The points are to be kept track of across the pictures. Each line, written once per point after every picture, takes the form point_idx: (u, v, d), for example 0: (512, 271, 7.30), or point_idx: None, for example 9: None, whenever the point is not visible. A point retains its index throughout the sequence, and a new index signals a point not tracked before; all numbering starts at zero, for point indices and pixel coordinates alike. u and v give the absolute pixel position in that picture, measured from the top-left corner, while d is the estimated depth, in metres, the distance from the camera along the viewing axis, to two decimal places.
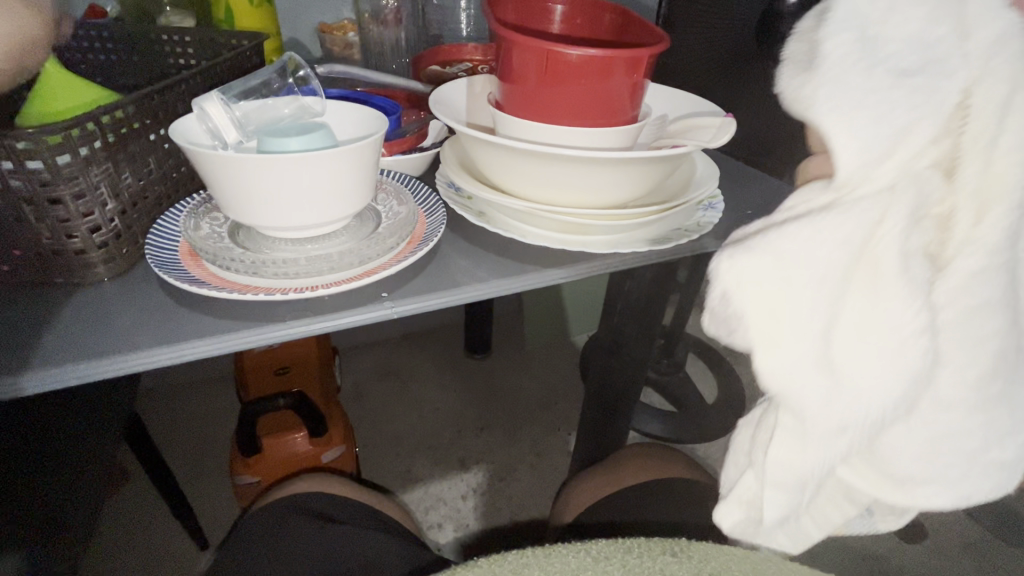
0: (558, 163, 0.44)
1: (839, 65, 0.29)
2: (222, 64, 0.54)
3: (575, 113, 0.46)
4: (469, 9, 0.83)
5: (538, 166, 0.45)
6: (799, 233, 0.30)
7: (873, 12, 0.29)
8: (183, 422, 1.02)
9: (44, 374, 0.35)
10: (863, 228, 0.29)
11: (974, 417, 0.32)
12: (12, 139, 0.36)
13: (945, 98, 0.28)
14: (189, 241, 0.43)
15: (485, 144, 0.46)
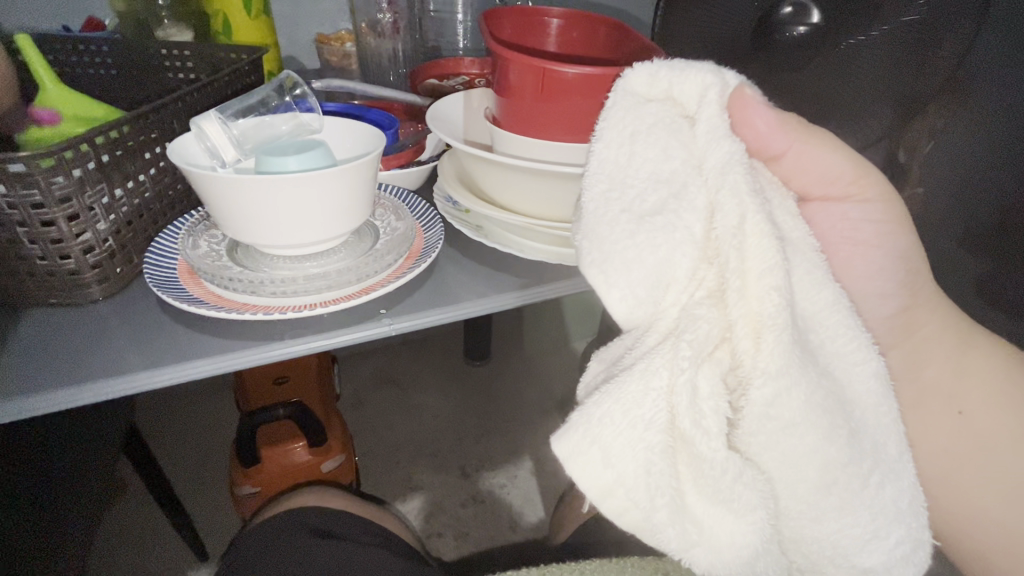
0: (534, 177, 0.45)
1: (595, 217, 0.31)
2: (220, 80, 0.54)
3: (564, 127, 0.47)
4: (466, 20, 0.83)
5: (519, 181, 0.46)
6: (614, 406, 0.28)
7: (619, 142, 0.32)
8: (181, 431, 1.02)
9: (36, 398, 0.35)
10: (665, 394, 0.27)
11: (861, 519, 0.31)
12: (4, 162, 0.36)
13: (687, 228, 0.29)
14: (187, 260, 0.43)
15: (473, 160, 0.48)
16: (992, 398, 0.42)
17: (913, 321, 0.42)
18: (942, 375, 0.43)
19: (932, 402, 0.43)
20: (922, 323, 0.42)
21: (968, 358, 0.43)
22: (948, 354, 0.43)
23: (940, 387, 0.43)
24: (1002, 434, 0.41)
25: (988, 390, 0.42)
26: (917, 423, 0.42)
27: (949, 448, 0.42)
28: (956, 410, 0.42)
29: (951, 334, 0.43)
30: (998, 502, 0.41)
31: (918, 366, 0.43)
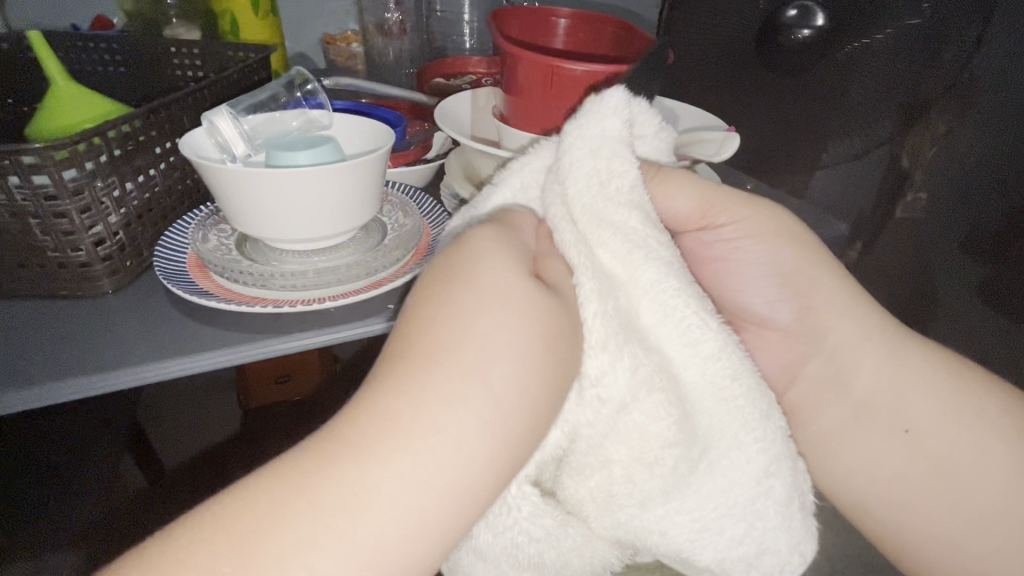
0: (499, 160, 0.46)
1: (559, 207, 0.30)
2: (230, 77, 0.54)
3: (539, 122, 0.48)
4: (472, 21, 0.84)
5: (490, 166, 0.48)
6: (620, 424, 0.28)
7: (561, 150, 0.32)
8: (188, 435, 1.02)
9: (45, 387, 0.35)
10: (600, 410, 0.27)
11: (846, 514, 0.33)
12: (20, 154, 0.37)
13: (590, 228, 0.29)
14: (197, 253, 0.43)
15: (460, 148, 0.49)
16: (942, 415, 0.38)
17: (831, 342, 0.39)
18: (880, 389, 0.39)
19: (875, 420, 0.39)
20: (845, 338, 0.39)
21: (906, 369, 0.38)
22: (884, 362, 0.38)
23: (884, 403, 0.39)
24: (959, 448, 0.37)
25: (940, 408, 0.38)
26: (848, 441, 0.40)
27: (900, 474, 0.39)
28: (902, 430, 0.38)
29: (879, 345, 0.38)
30: (960, 524, 0.37)
31: (846, 388, 0.40)
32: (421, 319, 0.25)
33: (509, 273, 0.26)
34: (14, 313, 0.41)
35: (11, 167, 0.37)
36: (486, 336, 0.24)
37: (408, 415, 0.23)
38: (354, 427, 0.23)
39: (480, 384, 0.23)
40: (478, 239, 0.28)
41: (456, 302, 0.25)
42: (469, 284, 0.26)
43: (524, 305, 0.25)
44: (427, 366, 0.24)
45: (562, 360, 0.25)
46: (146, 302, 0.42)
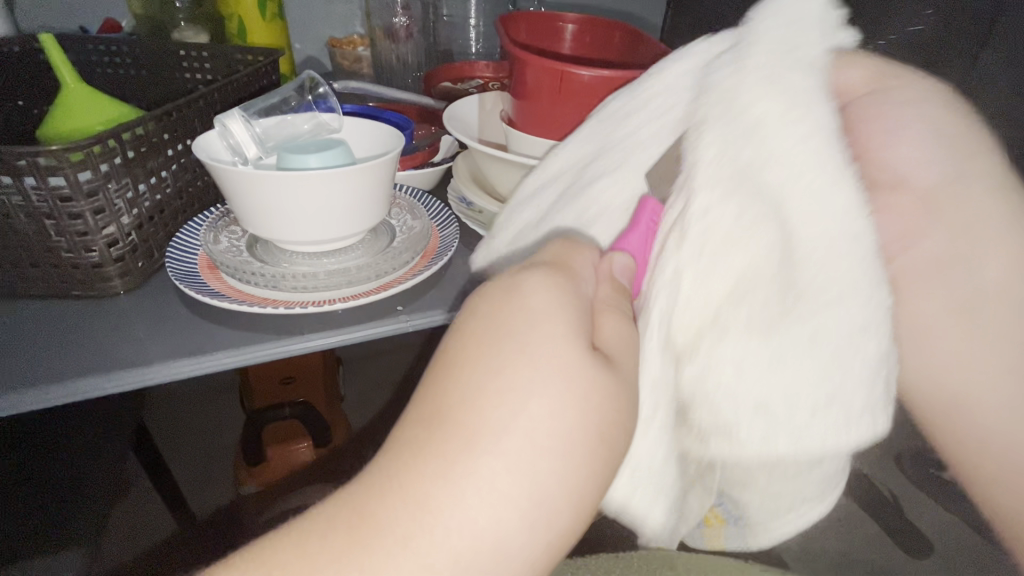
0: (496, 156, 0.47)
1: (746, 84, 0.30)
2: (240, 81, 0.55)
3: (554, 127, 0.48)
4: (478, 25, 0.85)
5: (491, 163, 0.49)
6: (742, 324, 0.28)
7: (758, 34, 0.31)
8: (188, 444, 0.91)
9: (58, 387, 0.36)
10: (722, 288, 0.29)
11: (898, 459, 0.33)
12: (37, 156, 0.37)
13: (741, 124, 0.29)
14: (208, 254, 0.44)
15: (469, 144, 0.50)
16: None
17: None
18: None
19: None
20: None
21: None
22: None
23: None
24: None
25: None
26: None
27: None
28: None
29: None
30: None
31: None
32: (468, 374, 0.26)
33: (561, 344, 0.27)
34: (27, 313, 0.41)
35: (27, 169, 0.38)
36: (529, 414, 0.25)
37: (445, 486, 0.24)
38: (399, 497, 0.24)
39: (518, 466, 0.24)
40: (531, 302, 0.28)
41: (506, 376, 0.26)
42: (521, 358, 0.26)
43: (570, 381, 0.26)
44: (471, 445, 0.25)
45: (601, 432, 0.26)
46: (157, 303, 0.43)
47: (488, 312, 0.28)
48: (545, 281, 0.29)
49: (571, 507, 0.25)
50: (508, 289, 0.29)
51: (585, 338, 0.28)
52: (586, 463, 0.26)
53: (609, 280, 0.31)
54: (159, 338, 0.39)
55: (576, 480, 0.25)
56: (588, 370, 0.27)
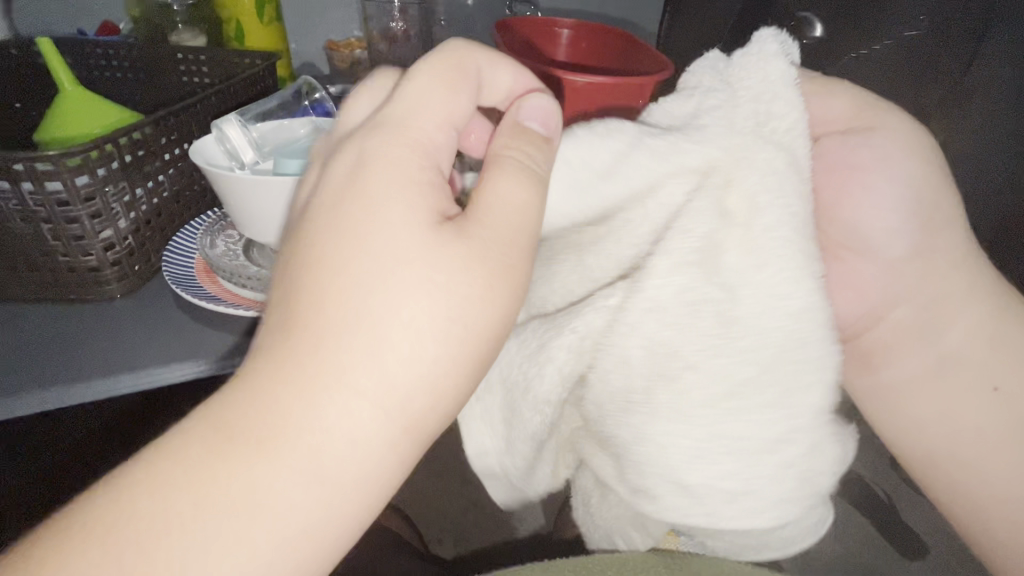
0: None
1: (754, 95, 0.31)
2: (237, 85, 0.55)
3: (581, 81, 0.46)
4: (475, 30, 0.85)
5: None
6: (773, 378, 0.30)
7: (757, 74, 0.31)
8: None
9: (52, 390, 0.36)
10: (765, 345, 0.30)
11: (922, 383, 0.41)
12: (35, 161, 0.37)
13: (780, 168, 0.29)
14: (206, 258, 0.44)
15: None
16: None
17: (948, 261, 0.38)
18: (968, 345, 0.39)
19: (961, 371, 0.40)
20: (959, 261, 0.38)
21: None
22: (980, 322, 0.39)
23: (988, 355, 0.39)
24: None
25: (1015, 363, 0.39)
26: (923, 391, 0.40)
27: (978, 427, 0.39)
28: (988, 385, 0.39)
29: (979, 293, 0.39)
30: (1009, 467, 0.38)
31: (942, 330, 0.40)
32: (318, 294, 0.25)
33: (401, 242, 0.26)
34: (24, 317, 0.41)
35: (25, 173, 0.38)
36: (389, 298, 0.25)
37: (302, 417, 0.24)
38: (265, 406, 0.24)
39: (377, 363, 0.25)
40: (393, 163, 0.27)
41: (357, 263, 0.25)
42: (370, 236, 0.26)
43: (427, 260, 0.26)
44: (329, 335, 0.24)
45: (464, 322, 0.27)
46: (153, 307, 0.43)
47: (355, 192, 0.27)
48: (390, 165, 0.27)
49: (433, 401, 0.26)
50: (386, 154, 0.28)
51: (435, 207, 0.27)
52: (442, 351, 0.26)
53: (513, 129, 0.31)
54: (154, 343, 0.40)
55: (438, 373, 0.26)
56: (452, 244, 0.26)
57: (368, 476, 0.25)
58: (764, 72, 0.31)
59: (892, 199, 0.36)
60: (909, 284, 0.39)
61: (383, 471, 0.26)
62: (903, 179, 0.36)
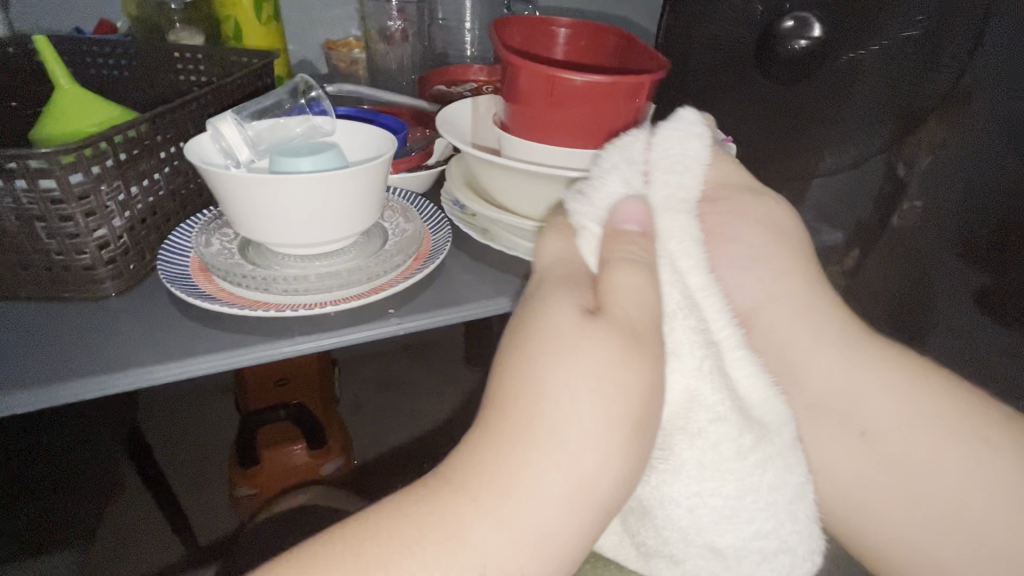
0: (507, 171, 0.47)
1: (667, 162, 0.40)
2: (234, 83, 0.55)
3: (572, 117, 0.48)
4: (473, 29, 0.85)
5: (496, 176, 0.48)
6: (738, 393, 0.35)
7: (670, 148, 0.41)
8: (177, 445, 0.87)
9: (44, 389, 0.35)
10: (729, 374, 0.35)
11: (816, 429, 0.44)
12: (27, 159, 0.37)
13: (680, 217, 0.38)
14: (200, 257, 0.44)
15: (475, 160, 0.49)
16: (882, 408, 0.43)
17: (821, 303, 0.45)
18: (829, 383, 0.44)
19: (829, 415, 0.44)
20: (825, 308, 0.45)
21: (907, 389, 0.43)
22: (835, 363, 0.44)
23: (862, 398, 0.44)
24: (904, 443, 0.43)
25: (879, 400, 0.43)
26: (813, 435, 0.44)
27: (856, 470, 0.44)
28: (856, 430, 0.44)
29: (847, 339, 0.45)
30: (888, 508, 0.43)
31: (803, 373, 0.45)
32: (514, 386, 0.31)
33: (581, 351, 0.31)
34: (18, 316, 0.41)
35: (18, 171, 0.38)
36: (569, 387, 0.31)
37: (512, 484, 0.29)
38: (483, 478, 0.29)
39: (564, 448, 0.30)
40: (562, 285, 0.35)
41: (541, 359, 0.32)
42: (544, 337, 0.32)
43: (602, 360, 0.31)
44: (519, 417, 0.30)
45: (635, 409, 0.31)
46: (146, 306, 0.43)
47: (534, 304, 0.34)
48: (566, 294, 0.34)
49: (614, 476, 0.30)
50: (544, 277, 0.37)
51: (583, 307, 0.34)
52: (619, 432, 0.30)
53: (613, 233, 0.36)
54: (149, 342, 0.39)
55: (619, 449, 0.31)
56: (615, 337, 0.32)
57: (561, 539, 0.30)
58: (681, 142, 0.41)
59: (744, 264, 0.46)
60: (772, 333, 0.45)
61: (574, 532, 0.30)
62: (760, 247, 0.46)
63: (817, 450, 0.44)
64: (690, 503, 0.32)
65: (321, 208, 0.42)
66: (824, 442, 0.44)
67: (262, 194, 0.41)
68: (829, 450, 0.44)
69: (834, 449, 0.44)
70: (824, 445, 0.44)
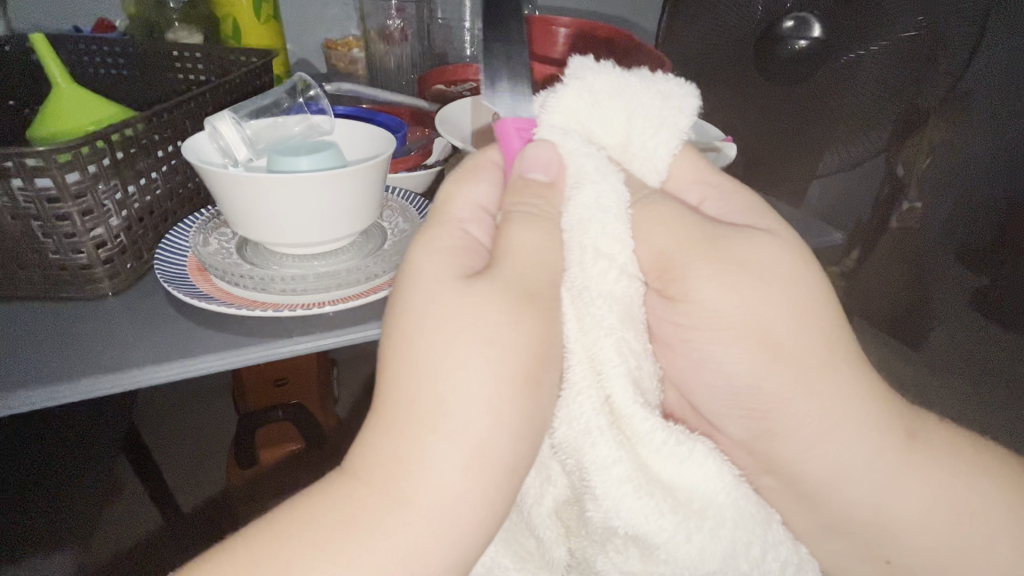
0: None
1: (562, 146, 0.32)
2: (231, 82, 0.54)
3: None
4: (473, 29, 0.85)
5: None
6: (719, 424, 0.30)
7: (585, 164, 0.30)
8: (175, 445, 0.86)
9: (42, 390, 0.35)
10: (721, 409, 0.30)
11: (841, 550, 0.35)
12: (23, 157, 0.37)
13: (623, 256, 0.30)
14: (198, 256, 0.44)
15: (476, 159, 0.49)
16: (921, 531, 0.34)
17: (864, 427, 0.32)
18: (859, 508, 0.34)
19: (853, 543, 0.35)
20: (838, 408, 0.32)
21: (945, 502, 0.34)
22: (876, 488, 0.33)
23: (894, 523, 0.34)
24: (938, 561, 0.35)
25: (925, 519, 0.34)
26: (834, 561, 0.36)
27: None
28: (882, 557, 0.36)
29: (881, 469, 0.33)
30: None
31: (827, 501, 0.34)
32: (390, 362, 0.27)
33: (461, 311, 0.27)
34: (13, 315, 0.41)
35: (14, 170, 0.37)
36: (448, 345, 0.27)
37: (397, 473, 0.26)
38: (376, 466, 0.26)
39: (450, 414, 0.26)
40: (442, 244, 0.30)
41: (420, 328, 0.27)
42: (425, 312, 0.27)
43: (480, 317, 0.27)
44: (396, 400, 0.27)
45: (532, 359, 0.27)
46: (144, 305, 0.42)
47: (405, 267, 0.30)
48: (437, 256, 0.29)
49: (510, 435, 0.27)
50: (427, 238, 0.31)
51: (467, 265, 0.29)
52: (514, 403, 0.27)
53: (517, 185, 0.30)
54: (144, 343, 0.39)
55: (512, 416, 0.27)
56: (504, 282, 0.28)
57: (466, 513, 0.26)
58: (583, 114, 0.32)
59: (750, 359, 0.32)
60: (767, 454, 0.34)
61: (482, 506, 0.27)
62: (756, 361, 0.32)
63: (841, 566, 0.36)
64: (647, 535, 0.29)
65: (309, 208, 0.42)
66: (852, 561, 0.36)
67: (242, 197, 0.41)
68: (856, 570, 0.36)
69: (863, 572, 0.36)
70: (846, 562, 0.36)
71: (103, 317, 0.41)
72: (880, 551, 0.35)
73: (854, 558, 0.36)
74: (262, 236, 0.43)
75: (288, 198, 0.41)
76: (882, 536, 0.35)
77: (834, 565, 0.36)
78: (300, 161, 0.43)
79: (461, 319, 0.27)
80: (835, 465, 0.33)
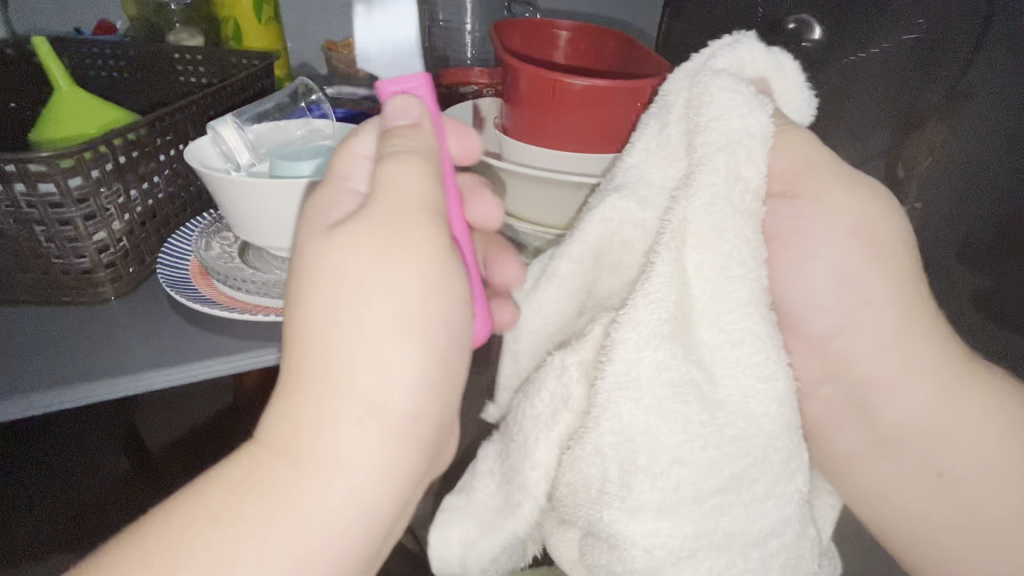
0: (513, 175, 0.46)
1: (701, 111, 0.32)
2: (232, 85, 0.54)
3: (588, 138, 0.47)
4: (473, 31, 0.85)
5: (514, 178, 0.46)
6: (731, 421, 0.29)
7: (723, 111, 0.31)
8: None
9: (44, 395, 0.35)
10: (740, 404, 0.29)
11: (897, 464, 0.38)
12: (26, 163, 0.37)
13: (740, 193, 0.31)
14: (200, 260, 0.44)
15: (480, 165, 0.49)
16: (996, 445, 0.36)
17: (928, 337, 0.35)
18: (914, 416, 0.36)
19: (902, 454, 0.38)
20: (894, 332, 0.35)
21: (994, 426, 0.36)
22: (932, 396, 0.36)
23: (947, 435, 0.36)
24: (984, 480, 0.36)
25: (982, 449, 0.36)
26: (870, 469, 0.38)
27: (926, 510, 0.38)
28: (933, 471, 0.37)
29: (944, 372, 0.36)
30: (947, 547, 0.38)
31: (886, 402, 0.37)
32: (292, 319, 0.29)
33: (355, 266, 0.29)
34: (17, 318, 0.41)
35: (18, 175, 0.38)
36: (347, 301, 0.29)
37: (306, 432, 0.28)
38: (290, 435, 0.28)
39: (340, 365, 0.28)
40: (320, 202, 0.32)
41: (319, 285, 0.29)
42: (331, 272, 0.29)
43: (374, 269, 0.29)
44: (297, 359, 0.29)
45: (417, 306, 0.29)
46: (147, 309, 0.43)
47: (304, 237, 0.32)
48: (329, 222, 0.31)
49: (405, 384, 0.29)
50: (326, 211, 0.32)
51: (343, 216, 0.32)
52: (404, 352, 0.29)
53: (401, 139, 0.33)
54: (145, 347, 0.39)
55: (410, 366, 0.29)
56: (371, 227, 0.30)
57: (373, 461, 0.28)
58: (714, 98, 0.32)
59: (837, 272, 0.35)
60: (836, 359, 0.36)
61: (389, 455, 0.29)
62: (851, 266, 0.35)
63: (868, 480, 0.39)
64: (648, 546, 0.29)
65: (307, 207, 0.42)
66: (892, 469, 0.38)
67: (238, 198, 0.41)
68: (905, 486, 0.38)
69: (892, 487, 0.38)
70: (888, 480, 0.38)
71: (106, 321, 0.41)
72: (918, 461, 0.37)
73: (880, 467, 0.38)
74: (256, 236, 0.43)
75: (283, 201, 0.41)
76: (959, 449, 0.36)
77: (866, 474, 0.39)
78: (297, 164, 0.43)
79: (353, 276, 0.29)
80: (894, 364, 0.36)
